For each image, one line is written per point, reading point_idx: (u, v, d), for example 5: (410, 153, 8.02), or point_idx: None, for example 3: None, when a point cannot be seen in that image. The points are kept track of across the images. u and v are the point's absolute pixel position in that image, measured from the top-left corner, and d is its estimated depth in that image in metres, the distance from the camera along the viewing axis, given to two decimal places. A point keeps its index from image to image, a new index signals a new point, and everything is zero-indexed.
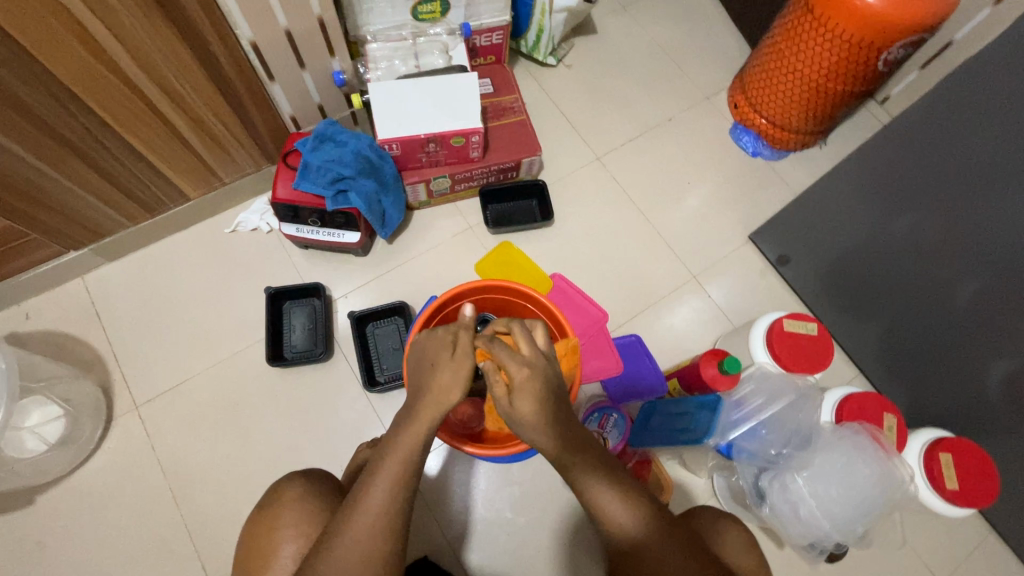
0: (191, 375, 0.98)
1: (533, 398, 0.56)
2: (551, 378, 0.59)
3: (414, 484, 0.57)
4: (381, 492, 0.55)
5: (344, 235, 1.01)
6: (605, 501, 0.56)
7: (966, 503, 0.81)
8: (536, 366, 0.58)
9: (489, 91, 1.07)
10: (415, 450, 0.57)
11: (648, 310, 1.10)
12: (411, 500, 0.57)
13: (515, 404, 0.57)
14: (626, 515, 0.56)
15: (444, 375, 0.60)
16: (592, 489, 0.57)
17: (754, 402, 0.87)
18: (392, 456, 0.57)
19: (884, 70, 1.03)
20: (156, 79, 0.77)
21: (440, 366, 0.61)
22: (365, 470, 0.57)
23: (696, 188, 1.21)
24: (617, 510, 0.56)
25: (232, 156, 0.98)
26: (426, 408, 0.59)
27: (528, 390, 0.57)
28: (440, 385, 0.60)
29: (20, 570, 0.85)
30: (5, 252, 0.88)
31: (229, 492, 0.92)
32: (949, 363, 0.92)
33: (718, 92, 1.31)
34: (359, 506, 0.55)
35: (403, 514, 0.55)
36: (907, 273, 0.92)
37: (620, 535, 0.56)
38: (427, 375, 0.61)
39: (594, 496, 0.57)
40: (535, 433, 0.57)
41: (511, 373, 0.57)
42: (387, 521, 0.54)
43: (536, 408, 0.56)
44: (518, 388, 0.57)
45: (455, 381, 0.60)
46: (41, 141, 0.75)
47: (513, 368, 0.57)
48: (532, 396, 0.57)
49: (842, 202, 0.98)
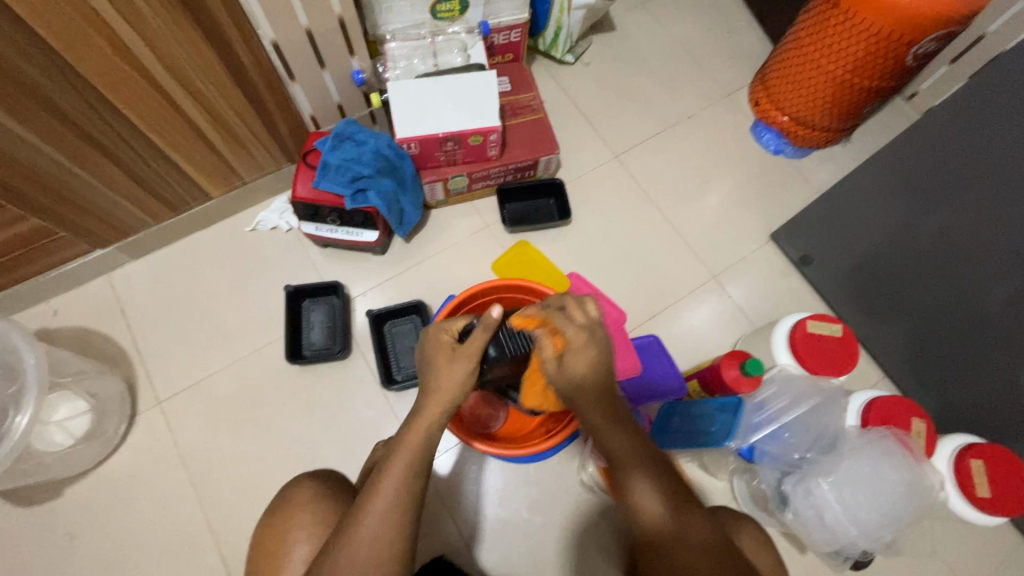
0: (212, 372, 0.99)
1: (585, 363, 0.59)
2: (606, 350, 0.60)
3: (421, 487, 0.57)
4: (389, 492, 0.55)
5: (362, 234, 1.02)
6: (636, 480, 0.57)
7: (997, 510, 0.78)
8: (592, 335, 0.60)
9: (507, 89, 1.07)
10: (420, 451, 0.58)
11: (666, 310, 1.08)
12: (419, 502, 0.56)
13: (564, 366, 0.59)
14: (654, 502, 0.56)
15: (447, 377, 0.61)
16: (625, 464, 0.58)
17: (777, 404, 0.84)
18: (398, 455, 0.57)
19: (913, 65, 1.00)
20: (180, 79, 0.78)
21: (439, 369, 0.62)
22: (372, 470, 0.57)
23: (716, 186, 1.19)
24: (646, 491, 0.56)
25: (252, 155, 0.99)
26: (430, 407, 0.60)
27: (584, 354, 0.59)
28: (442, 387, 0.61)
29: (47, 560, 0.87)
30: (34, 250, 0.90)
31: (248, 487, 0.93)
32: (980, 367, 0.89)
33: (739, 89, 1.29)
34: (366, 507, 0.54)
35: (412, 516, 0.55)
36: (937, 273, 0.89)
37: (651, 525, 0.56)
38: (433, 373, 0.62)
39: (627, 473, 0.57)
40: (581, 395, 0.60)
41: (568, 337, 0.59)
42: (395, 521, 0.54)
43: (585, 373, 0.59)
44: (570, 353, 0.59)
45: (456, 384, 0.61)
46: (68, 140, 0.77)
47: (570, 333, 0.59)
48: (584, 361, 0.59)
49: (869, 200, 0.95)
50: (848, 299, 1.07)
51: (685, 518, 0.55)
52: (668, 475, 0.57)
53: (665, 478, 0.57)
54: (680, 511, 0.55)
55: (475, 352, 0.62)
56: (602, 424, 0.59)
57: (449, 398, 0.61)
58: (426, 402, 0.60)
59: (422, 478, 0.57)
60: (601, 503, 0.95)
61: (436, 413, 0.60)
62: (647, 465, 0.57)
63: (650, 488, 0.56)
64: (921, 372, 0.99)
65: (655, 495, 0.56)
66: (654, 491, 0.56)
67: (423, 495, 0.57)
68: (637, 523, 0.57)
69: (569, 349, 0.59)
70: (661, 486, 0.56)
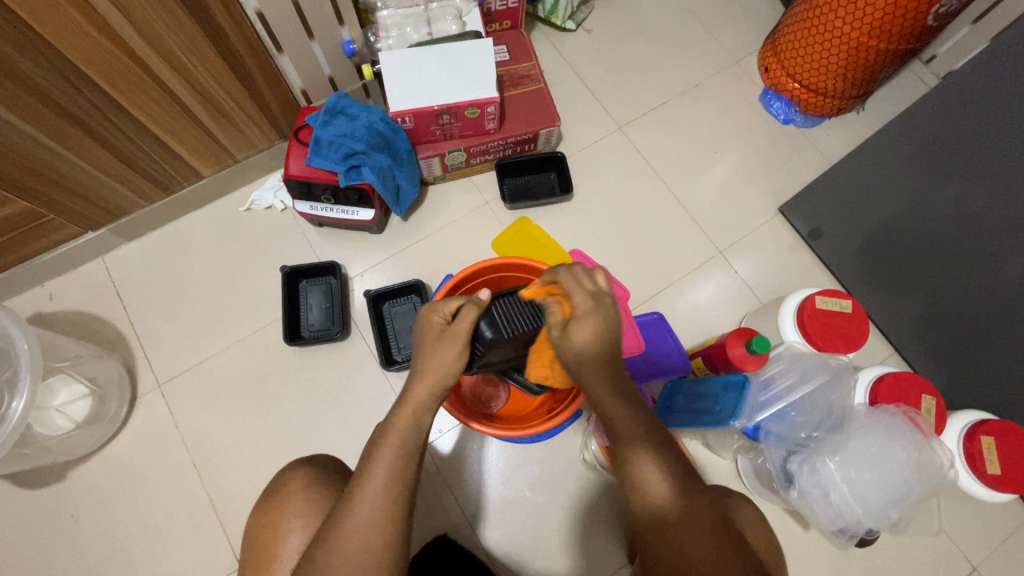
0: (210, 354, 0.99)
1: (592, 328, 0.58)
2: (613, 320, 0.59)
3: (413, 472, 0.56)
4: (381, 477, 0.54)
5: (358, 212, 0.99)
6: (637, 455, 0.55)
7: (1008, 488, 0.77)
8: (601, 302, 0.59)
9: (505, 58, 1.02)
10: (408, 436, 0.57)
11: (671, 287, 1.06)
12: (414, 486, 0.55)
13: (570, 334, 0.59)
14: (659, 483, 0.54)
15: (437, 359, 0.61)
16: (629, 440, 0.56)
17: (784, 382, 0.82)
18: (387, 437, 0.57)
19: (935, 25, 0.96)
20: (161, 51, 0.74)
21: (427, 351, 0.62)
22: (362, 457, 0.56)
23: (722, 158, 1.15)
24: (650, 471, 0.54)
25: (245, 133, 0.97)
26: (415, 391, 0.59)
27: (589, 323, 0.58)
28: (430, 368, 0.61)
29: (54, 542, 0.88)
30: (23, 233, 0.89)
31: (251, 468, 0.93)
32: (994, 342, 0.86)
33: (749, 55, 1.23)
34: (359, 494, 0.53)
35: (405, 501, 0.54)
36: (953, 246, 0.86)
37: (655, 504, 0.53)
38: (424, 355, 0.62)
39: (631, 450, 0.56)
40: (582, 367, 0.59)
41: (575, 302, 0.59)
42: (389, 507, 0.53)
43: (593, 340, 0.58)
44: (577, 317, 0.59)
45: (446, 366, 0.61)
46: (47, 117, 0.74)
47: (578, 300, 0.59)
48: (591, 328, 0.58)
49: (885, 169, 0.92)
50: (858, 274, 1.04)
51: (687, 499, 0.53)
52: (670, 452, 0.55)
53: (670, 457, 0.55)
54: (681, 489, 0.53)
55: (464, 332, 0.63)
56: (608, 397, 0.58)
57: (437, 380, 0.60)
58: (414, 384, 0.60)
59: (415, 462, 0.56)
60: (603, 480, 0.95)
61: (426, 394, 0.59)
62: (651, 440, 0.55)
63: (656, 467, 0.54)
64: (933, 348, 0.97)
65: (661, 474, 0.54)
66: (660, 472, 0.54)
67: (416, 480, 0.56)
68: (639, 506, 0.55)
69: (575, 312, 0.59)
70: (662, 466, 0.54)
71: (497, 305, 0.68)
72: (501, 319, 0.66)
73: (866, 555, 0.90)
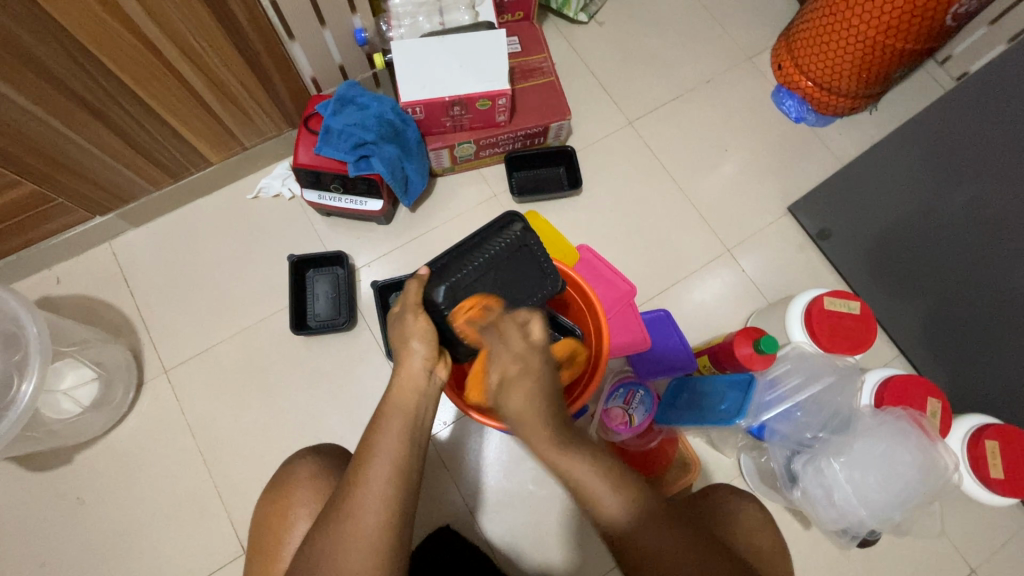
0: (217, 342, 0.99)
1: (522, 391, 0.54)
2: (546, 375, 0.56)
3: (416, 457, 0.56)
4: (382, 462, 0.54)
5: (367, 203, 0.99)
6: (587, 481, 0.52)
7: (1011, 492, 0.77)
8: (533, 359, 0.56)
9: (517, 50, 1.01)
10: (408, 420, 0.57)
11: (677, 284, 1.06)
12: (416, 472, 0.55)
13: (506, 397, 0.55)
14: (613, 501, 0.52)
15: (407, 332, 0.60)
16: (568, 465, 0.53)
17: (790, 381, 0.82)
18: (384, 422, 0.56)
19: (953, 25, 0.95)
20: (172, 36, 0.74)
21: (402, 324, 0.61)
22: (359, 443, 0.56)
23: (732, 155, 1.15)
24: (599, 487, 0.52)
25: (253, 119, 0.96)
26: (405, 361, 0.60)
27: (520, 386, 0.54)
28: (409, 335, 0.60)
29: (59, 524, 0.89)
30: (31, 217, 0.88)
31: (256, 455, 0.94)
32: (998, 348, 0.86)
33: (762, 51, 1.22)
34: (360, 480, 0.53)
35: (405, 484, 0.54)
36: (965, 250, 0.85)
37: (614, 522, 0.52)
38: (396, 331, 0.62)
39: (567, 470, 0.53)
40: (523, 430, 0.55)
41: (502, 364, 0.56)
42: (388, 493, 0.52)
43: (522, 407, 0.54)
44: (509, 377, 0.55)
45: (422, 328, 0.60)
46: (57, 99, 0.73)
47: (505, 362, 0.56)
48: (522, 390, 0.54)
49: (898, 170, 0.91)
50: (867, 275, 1.03)
51: (648, 515, 0.52)
52: (620, 470, 0.54)
53: (620, 476, 0.53)
54: (630, 495, 0.52)
55: (417, 296, 0.63)
56: (534, 430, 0.54)
57: (420, 342, 0.60)
58: (400, 362, 0.60)
59: (415, 445, 0.56)
60: None
61: (415, 370, 0.59)
62: (601, 465, 0.53)
63: (597, 478, 0.52)
64: (939, 352, 0.96)
65: (612, 493, 0.52)
66: (599, 480, 0.52)
67: (418, 465, 0.56)
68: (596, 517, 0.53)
69: (505, 376, 0.55)
70: (601, 474, 0.53)
71: (434, 266, 0.67)
72: (441, 273, 0.65)
73: (866, 556, 0.91)
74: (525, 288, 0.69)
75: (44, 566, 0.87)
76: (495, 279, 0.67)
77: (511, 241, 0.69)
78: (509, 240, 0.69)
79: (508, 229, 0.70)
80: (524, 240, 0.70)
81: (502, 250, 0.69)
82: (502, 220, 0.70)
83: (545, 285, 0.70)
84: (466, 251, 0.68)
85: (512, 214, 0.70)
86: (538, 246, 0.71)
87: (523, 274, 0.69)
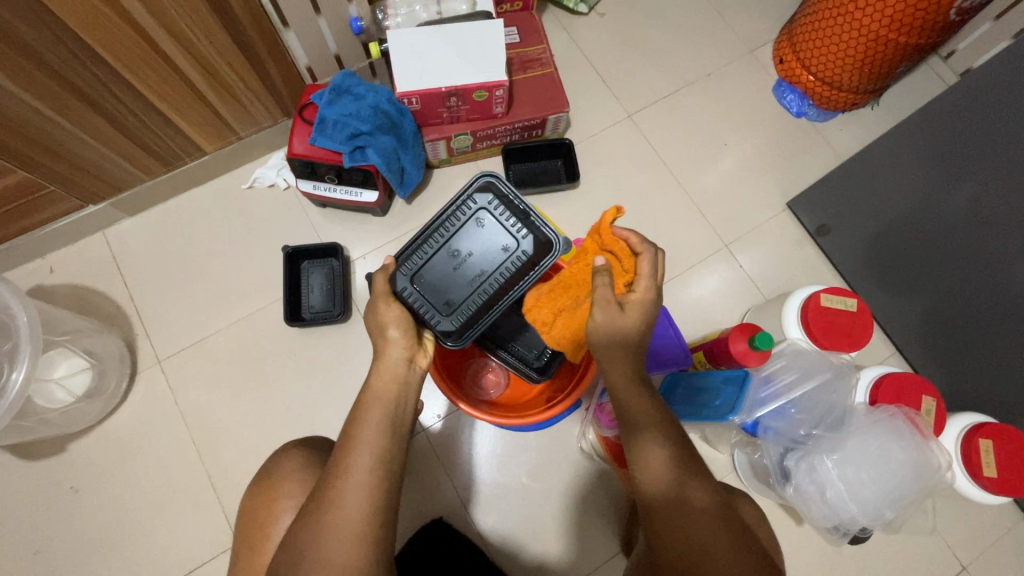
0: (211, 332, 0.98)
1: (643, 318, 0.61)
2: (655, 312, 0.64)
3: (399, 447, 0.56)
4: (363, 452, 0.54)
5: (362, 194, 0.98)
6: (650, 445, 0.55)
7: (1002, 490, 0.78)
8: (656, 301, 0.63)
9: (515, 41, 1.00)
10: (388, 409, 0.58)
11: (674, 280, 1.05)
12: (397, 460, 0.56)
13: (624, 314, 0.61)
14: (663, 467, 0.54)
15: (384, 321, 0.64)
16: (645, 432, 0.56)
17: (785, 378, 0.82)
18: (367, 412, 0.57)
19: (957, 20, 0.93)
20: (166, 25, 0.73)
21: (378, 314, 0.64)
22: (341, 435, 0.56)
23: (731, 150, 1.14)
24: (659, 460, 0.54)
25: (247, 109, 0.95)
26: (386, 351, 0.62)
27: (640, 312, 0.61)
28: (385, 325, 0.63)
29: (53, 513, 0.89)
30: (23, 206, 0.88)
31: (250, 446, 0.93)
32: (994, 346, 0.86)
33: (763, 45, 1.21)
34: (341, 470, 0.53)
35: (388, 477, 0.54)
36: (964, 248, 0.85)
37: (660, 487, 0.54)
38: (373, 322, 0.65)
39: (641, 437, 0.57)
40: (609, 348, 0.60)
41: (638, 287, 0.62)
42: (371, 483, 0.53)
43: (641, 324, 0.61)
44: (635, 302, 0.61)
45: (397, 318, 0.64)
46: (49, 88, 0.73)
47: (643, 287, 0.62)
48: (642, 316, 0.61)
49: (899, 166, 0.90)
50: (865, 272, 1.03)
51: (692, 486, 0.53)
52: (680, 439, 0.57)
53: (678, 445, 0.56)
54: (686, 477, 0.54)
55: (384, 287, 0.66)
56: (625, 386, 0.59)
57: (399, 329, 0.63)
58: (381, 352, 0.62)
59: (396, 433, 0.57)
60: (598, 470, 0.95)
61: (395, 359, 0.62)
62: (664, 434, 0.56)
63: (663, 452, 0.55)
64: (935, 349, 0.96)
65: (667, 458, 0.54)
66: (662, 444, 0.55)
67: (400, 455, 0.56)
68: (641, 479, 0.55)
69: (629, 300, 0.61)
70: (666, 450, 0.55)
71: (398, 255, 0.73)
72: (403, 260, 0.71)
73: (858, 552, 0.91)
74: (489, 259, 0.70)
75: (38, 555, 0.88)
76: (455, 255, 0.71)
77: (468, 210, 0.71)
78: (468, 211, 0.71)
79: (468, 198, 0.71)
80: (483, 210, 0.71)
81: (460, 223, 0.71)
82: (464, 187, 0.71)
83: (514, 256, 0.70)
84: (428, 231, 0.71)
85: (476, 178, 0.70)
86: (500, 214, 0.70)
87: (486, 247, 0.70)
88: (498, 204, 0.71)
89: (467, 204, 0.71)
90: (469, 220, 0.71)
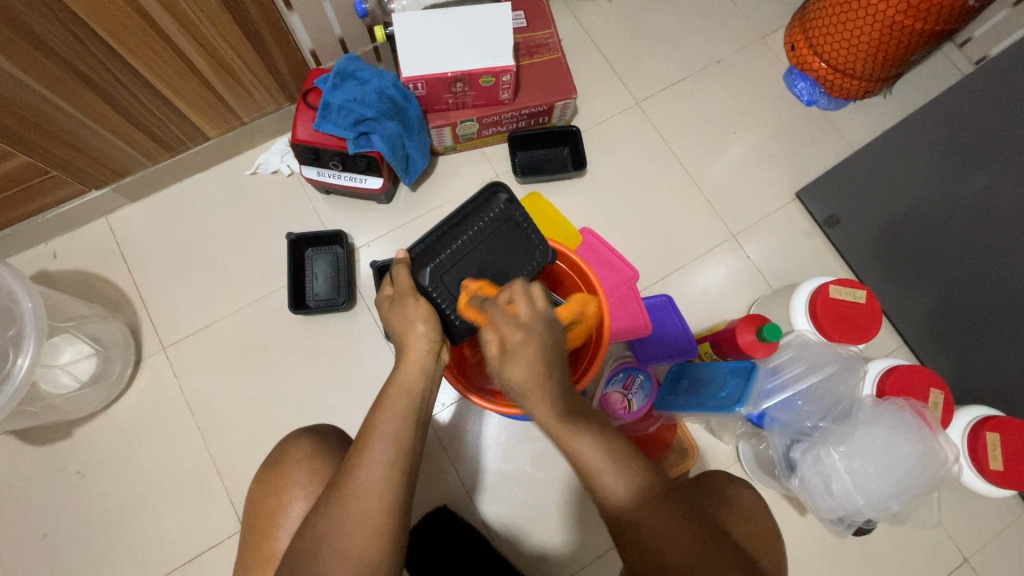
0: (215, 320, 0.98)
1: (525, 363, 0.52)
2: (549, 342, 0.53)
3: (419, 446, 0.55)
4: (384, 442, 0.53)
5: (367, 180, 0.97)
6: (588, 457, 0.52)
7: (1009, 484, 0.78)
8: (532, 330, 0.53)
9: (522, 25, 0.97)
10: (412, 400, 0.56)
11: (681, 270, 1.04)
12: (415, 451, 0.55)
13: (506, 366, 0.53)
14: (616, 481, 0.51)
15: (408, 315, 0.60)
16: (575, 449, 0.52)
17: (793, 370, 0.81)
18: (389, 403, 0.56)
19: (975, 6, 0.91)
20: (168, 6, 0.71)
21: (402, 307, 0.61)
22: (361, 425, 0.55)
23: (740, 138, 1.12)
24: (602, 470, 0.52)
25: (249, 92, 0.93)
26: (410, 343, 0.59)
27: (522, 354, 0.52)
28: (408, 318, 0.60)
29: (60, 497, 0.90)
30: (26, 190, 0.87)
31: (255, 432, 0.94)
32: (1001, 339, 0.85)
33: (775, 31, 1.18)
34: (360, 462, 0.52)
35: (409, 469, 0.53)
36: (977, 241, 0.83)
37: (617, 502, 0.52)
38: (395, 314, 0.62)
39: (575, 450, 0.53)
40: (525, 398, 0.53)
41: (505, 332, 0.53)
42: (392, 476, 0.52)
43: (530, 360, 0.52)
44: (511, 348, 0.53)
45: (421, 313, 0.61)
46: (49, 70, 0.71)
47: (508, 330, 0.53)
48: (524, 360, 0.52)
49: (912, 156, 0.89)
50: (873, 263, 1.02)
51: (647, 489, 0.52)
52: (613, 436, 0.54)
53: (616, 446, 0.53)
54: (639, 483, 0.52)
55: (409, 283, 0.64)
56: (554, 420, 0.53)
57: (424, 327, 0.60)
58: (405, 344, 0.59)
59: (418, 428, 0.56)
60: None
61: (422, 352, 0.59)
62: (600, 440, 0.53)
63: (604, 464, 0.52)
64: (942, 343, 0.95)
65: (613, 472, 0.52)
66: (604, 458, 0.52)
67: (419, 446, 0.56)
68: (595, 496, 0.53)
69: (507, 345, 0.53)
70: (601, 453, 0.52)
71: (418, 249, 0.68)
72: (424, 255, 0.67)
73: (860, 543, 0.91)
74: (514, 262, 0.69)
75: (45, 538, 0.88)
76: (480, 253, 0.68)
77: (495, 214, 0.69)
78: (491, 212, 0.69)
79: (493, 204, 0.69)
80: (507, 211, 0.69)
81: (487, 225, 0.69)
82: (482, 190, 0.70)
83: (535, 255, 0.69)
84: (450, 229, 0.68)
85: (494, 183, 0.70)
86: (522, 214, 0.70)
87: (511, 246, 0.69)
88: (518, 211, 0.70)
89: (492, 210, 0.69)
90: (497, 224, 0.69)
